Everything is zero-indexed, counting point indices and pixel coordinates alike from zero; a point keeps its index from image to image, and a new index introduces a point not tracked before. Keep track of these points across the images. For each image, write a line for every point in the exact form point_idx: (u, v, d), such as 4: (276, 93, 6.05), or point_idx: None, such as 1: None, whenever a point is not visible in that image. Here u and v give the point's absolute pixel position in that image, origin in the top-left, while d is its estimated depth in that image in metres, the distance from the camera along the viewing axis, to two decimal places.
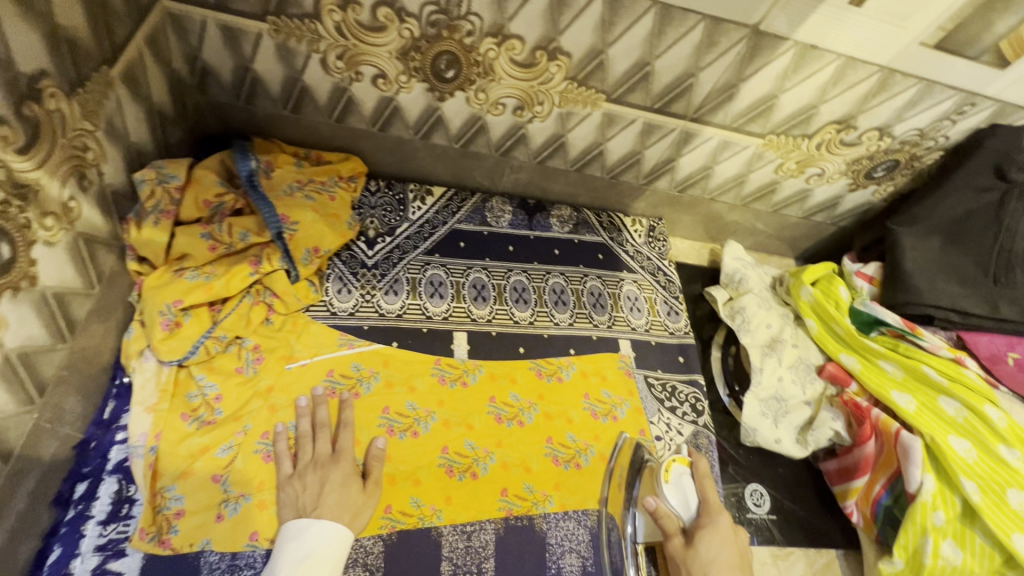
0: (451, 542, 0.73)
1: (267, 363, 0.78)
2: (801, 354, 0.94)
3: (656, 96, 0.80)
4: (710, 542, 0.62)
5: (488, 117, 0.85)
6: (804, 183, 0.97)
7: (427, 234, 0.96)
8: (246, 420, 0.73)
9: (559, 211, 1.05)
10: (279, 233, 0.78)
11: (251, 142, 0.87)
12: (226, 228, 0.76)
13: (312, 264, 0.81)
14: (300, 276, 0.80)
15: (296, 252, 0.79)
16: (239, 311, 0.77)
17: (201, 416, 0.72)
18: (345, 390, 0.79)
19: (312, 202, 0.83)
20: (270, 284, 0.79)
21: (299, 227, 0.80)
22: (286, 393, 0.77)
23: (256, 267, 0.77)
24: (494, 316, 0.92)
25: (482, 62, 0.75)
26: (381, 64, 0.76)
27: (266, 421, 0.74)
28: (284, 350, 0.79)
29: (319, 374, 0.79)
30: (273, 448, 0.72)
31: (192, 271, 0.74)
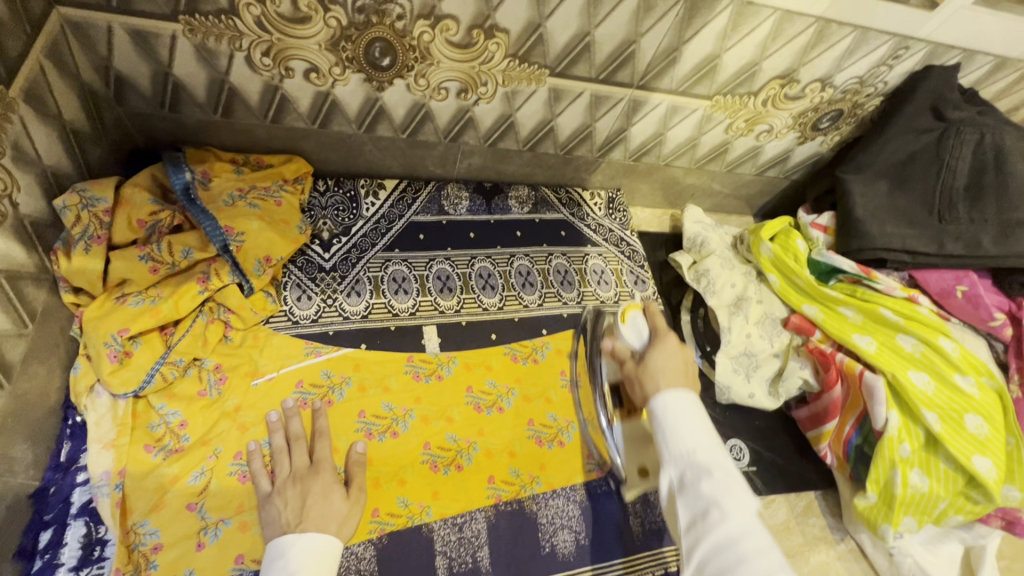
0: (443, 536, 0.72)
1: (231, 381, 0.75)
2: (766, 310, 0.96)
3: (600, 67, 0.78)
4: (659, 358, 0.63)
5: (432, 103, 0.82)
6: (754, 140, 0.98)
7: (384, 230, 0.93)
8: (216, 443, 0.71)
9: (516, 191, 1.03)
10: (225, 246, 0.74)
11: (183, 152, 0.82)
12: (166, 246, 0.72)
13: (265, 274, 0.77)
14: (254, 289, 0.76)
15: (246, 264, 0.75)
16: (194, 332, 0.74)
17: (167, 445, 0.69)
18: (317, 398, 0.77)
19: (257, 209, 0.79)
20: (223, 300, 0.75)
21: (246, 238, 0.75)
22: (254, 410, 0.74)
23: (205, 284, 0.73)
24: (462, 306, 0.91)
25: (418, 46, 0.72)
26: (311, 57, 0.72)
27: (237, 441, 0.72)
28: (247, 366, 0.76)
29: (288, 386, 0.77)
30: (248, 467, 0.70)
31: (136, 296, 0.70)
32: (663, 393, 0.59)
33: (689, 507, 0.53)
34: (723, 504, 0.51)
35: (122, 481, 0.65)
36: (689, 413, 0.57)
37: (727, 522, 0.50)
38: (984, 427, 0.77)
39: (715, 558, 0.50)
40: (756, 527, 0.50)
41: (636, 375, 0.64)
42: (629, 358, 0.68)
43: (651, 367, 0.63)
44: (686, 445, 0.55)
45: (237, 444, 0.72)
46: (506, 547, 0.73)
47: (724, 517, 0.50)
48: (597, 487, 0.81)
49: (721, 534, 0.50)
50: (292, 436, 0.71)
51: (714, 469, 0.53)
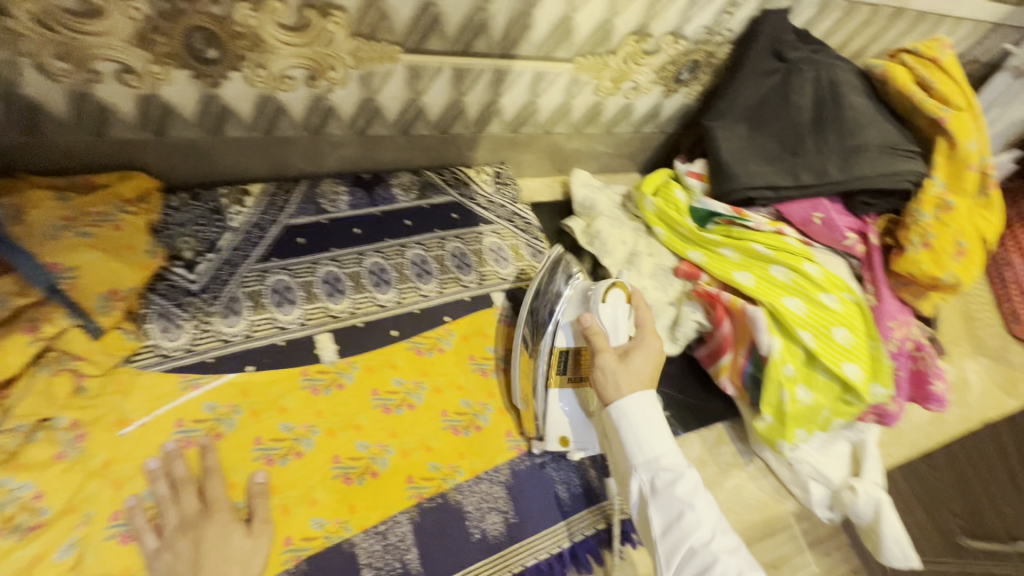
0: (367, 548, 0.70)
1: (94, 435, 0.66)
2: (657, 261, 1.00)
3: (454, 38, 0.75)
4: (640, 355, 0.71)
5: (280, 95, 0.75)
6: (624, 99, 1.00)
7: (257, 239, 0.85)
8: (85, 507, 0.62)
9: (398, 179, 0.99)
10: (53, 286, 0.65)
11: None
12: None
13: (114, 309, 0.69)
14: (102, 328, 0.68)
15: (86, 302, 0.67)
16: (36, 389, 0.64)
17: (21, 524, 0.59)
18: (203, 434, 0.71)
19: (89, 238, 0.69)
20: (66, 347, 0.66)
21: (78, 272, 0.67)
22: (129, 462, 0.66)
23: (35, 333, 0.63)
24: (356, 307, 0.86)
25: (246, 32, 0.65)
26: (119, 56, 0.63)
27: (112, 501, 0.64)
28: (113, 415, 0.68)
29: (166, 427, 0.69)
30: (130, 526, 0.63)
31: None
32: (634, 393, 0.69)
33: (664, 513, 0.64)
34: (695, 505, 0.63)
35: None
36: (654, 425, 0.68)
37: (698, 526, 0.62)
38: (848, 337, 0.86)
39: (691, 554, 0.62)
40: (717, 518, 0.64)
41: (613, 365, 0.70)
42: (607, 345, 0.72)
43: (634, 352, 0.71)
44: (656, 455, 0.66)
45: (112, 503, 0.64)
46: (434, 543, 0.72)
47: (696, 516, 0.63)
48: (519, 463, 0.82)
49: (694, 537, 0.62)
50: (178, 481, 0.66)
51: (683, 469, 0.66)
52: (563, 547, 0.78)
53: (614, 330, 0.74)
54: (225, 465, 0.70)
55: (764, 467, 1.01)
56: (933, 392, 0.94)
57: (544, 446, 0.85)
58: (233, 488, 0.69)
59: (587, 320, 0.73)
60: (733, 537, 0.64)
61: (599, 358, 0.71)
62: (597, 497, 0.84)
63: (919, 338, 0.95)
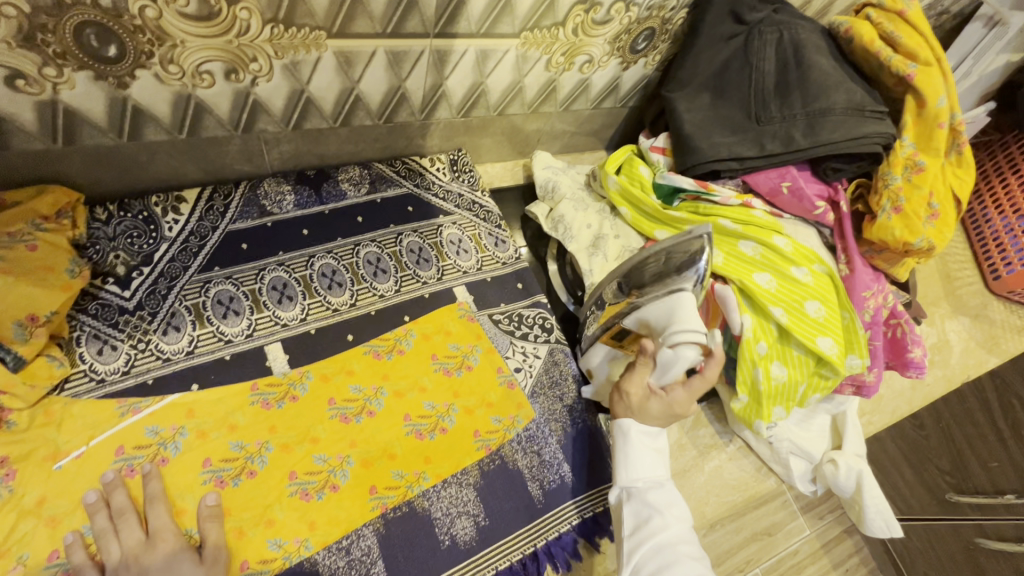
0: (330, 565, 0.67)
1: (26, 471, 0.62)
2: (623, 243, 0.96)
3: (383, 19, 0.69)
4: (660, 405, 0.73)
5: (199, 92, 0.69)
6: (579, 73, 0.94)
7: (196, 248, 0.80)
8: (17, 550, 0.59)
9: (347, 173, 0.93)
10: None
11: None
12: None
13: (34, 337, 0.65)
14: (22, 358, 0.64)
15: (2, 332, 0.63)
16: None
17: None
18: (146, 461, 0.66)
19: (0, 263, 0.64)
20: None
21: None
22: (65, 497, 0.62)
23: None
24: (308, 313, 0.82)
25: (146, 26, 0.59)
26: (4, 61, 0.57)
27: (49, 540, 0.60)
28: (44, 448, 0.64)
29: (105, 457, 0.65)
30: (69, 564, 0.60)
31: None
32: (641, 422, 0.75)
33: (636, 514, 0.71)
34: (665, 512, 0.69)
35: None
36: (647, 443, 0.75)
37: (665, 528, 0.68)
38: (822, 310, 0.83)
39: (655, 554, 0.67)
40: (686, 530, 0.69)
41: (632, 400, 0.75)
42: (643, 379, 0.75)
43: (655, 401, 0.74)
44: (641, 469, 0.73)
45: (48, 541, 0.60)
46: (400, 554, 0.70)
47: (663, 521, 0.68)
48: (489, 463, 0.79)
49: (660, 537, 0.67)
50: (120, 513, 0.62)
51: (661, 482, 0.73)
52: (537, 546, 0.76)
53: (663, 372, 0.72)
54: (172, 491, 0.66)
55: (744, 446, 0.99)
56: (912, 358, 0.93)
57: (514, 443, 0.81)
58: (181, 515, 0.65)
59: (650, 346, 0.74)
60: (698, 550, 0.68)
61: (629, 386, 0.76)
62: (574, 490, 0.81)
63: (894, 305, 0.92)
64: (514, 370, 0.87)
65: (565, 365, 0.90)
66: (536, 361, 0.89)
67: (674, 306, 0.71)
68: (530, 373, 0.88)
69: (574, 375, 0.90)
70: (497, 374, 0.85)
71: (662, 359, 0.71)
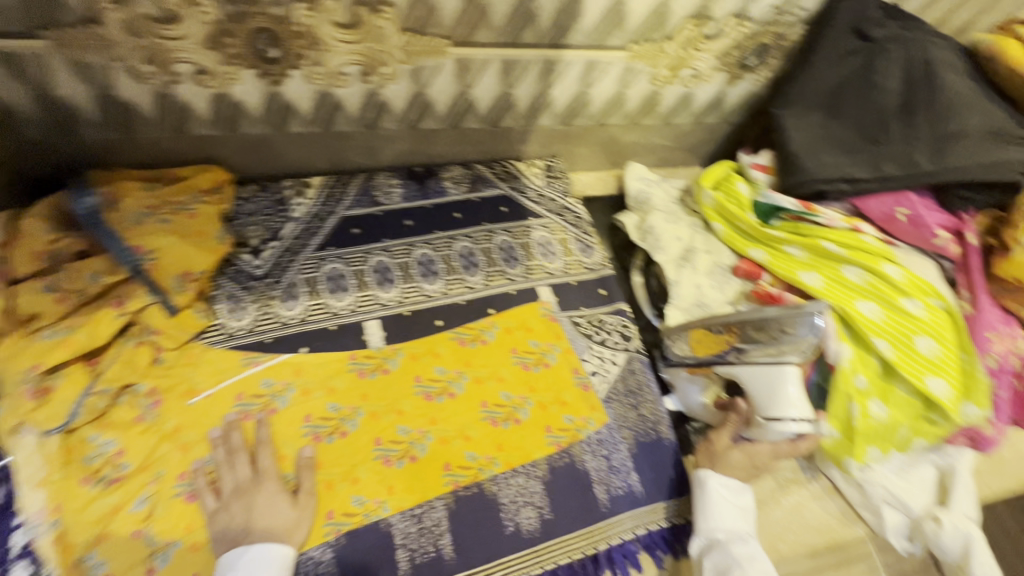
0: (403, 529, 0.72)
1: (168, 401, 0.73)
2: (714, 259, 0.94)
3: (503, 30, 0.75)
4: (742, 455, 0.75)
5: (337, 91, 0.79)
6: (684, 87, 0.95)
7: (316, 229, 0.90)
8: (156, 466, 0.69)
9: (451, 172, 1.00)
10: (138, 267, 0.73)
11: (87, 174, 0.79)
12: (73, 272, 0.70)
13: (187, 289, 0.76)
14: (177, 306, 0.75)
15: (164, 281, 0.75)
16: (121, 358, 0.72)
17: (106, 475, 0.67)
18: (259, 409, 0.76)
19: (169, 224, 0.77)
20: (146, 322, 0.74)
21: (159, 254, 0.75)
22: (196, 429, 0.73)
23: (121, 308, 0.71)
24: (405, 296, 0.89)
25: (304, 32, 0.69)
26: (195, 58, 0.69)
27: (180, 463, 0.70)
28: (183, 385, 0.75)
29: (227, 400, 0.75)
30: (193, 487, 0.69)
31: (49, 329, 0.67)
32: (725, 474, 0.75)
33: (716, 565, 0.68)
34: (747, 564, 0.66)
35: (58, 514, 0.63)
36: (729, 498, 0.73)
37: None
38: (935, 348, 0.76)
39: None
40: None
41: (718, 447, 0.77)
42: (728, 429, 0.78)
43: (739, 448, 0.75)
44: (722, 521, 0.72)
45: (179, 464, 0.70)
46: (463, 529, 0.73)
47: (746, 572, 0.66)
48: (558, 460, 0.80)
49: None
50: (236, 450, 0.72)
51: (744, 537, 0.70)
52: (598, 549, 0.76)
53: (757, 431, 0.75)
54: (277, 438, 0.74)
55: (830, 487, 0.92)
56: None
57: (585, 444, 0.82)
58: (281, 460, 0.73)
59: (743, 406, 0.77)
60: None
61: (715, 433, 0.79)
62: (641, 500, 0.80)
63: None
64: (590, 373, 0.88)
65: (641, 375, 0.90)
66: (612, 367, 0.90)
67: (778, 381, 0.73)
68: (606, 378, 0.88)
69: (651, 385, 0.89)
70: (573, 375, 0.87)
71: (759, 423, 0.74)
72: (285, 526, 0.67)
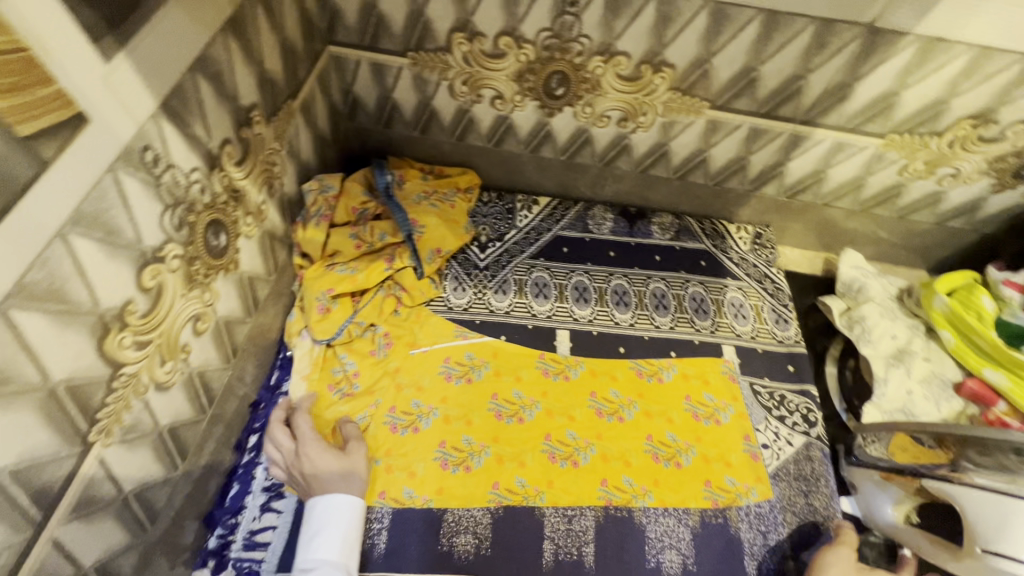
0: (553, 523, 0.77)
1: (397, 346, 0.89)
2: (934, 369, 0.86)
3: (763, 101, 0.80)
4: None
5: (594, 129, 0.90)
6: (936, 184, 0.90)
7: (533, 240, 1.03)
8: (378, 395, 0.84)
9: (660, 218, 1.07)
10: (410, 235, 0.92)
11: (387, 159, 1.01)
12: (369, 229, 0.90)
13: (434, 262, 0.93)
14: (425, 273, 0.92)
15: (422, 252, 0.92)
16: (375, 301, 0.90)
17: (343, 388, 0.84)
18: (459, 375, 0.88)
19: (436, 209, 0.96)
20: (399, 279, 0.91)
21: (426, 230, 0.93)
22: (410, 375, 0.86)
23: (390, 263, 0.89)
24: (595, 317, 0.96)
25: (590, 78, 0.81)
26: (499, 86, 0.86)
27: (393, 397, 0.84)
28: (409, 337, 0.90)
29: (438, 360, 0.89)
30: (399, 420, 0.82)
31: (341, 265, 0.88)
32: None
33: None
34: None
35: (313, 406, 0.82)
36: None
37: None
38: None
39: None
40: None
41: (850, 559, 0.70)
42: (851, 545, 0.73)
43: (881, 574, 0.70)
44: None
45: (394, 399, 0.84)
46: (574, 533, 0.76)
47: None
48: (711, 516, 0.79)
49: None
50: (436, 402, 0.85)
51: None
52: None
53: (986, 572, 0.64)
54: (467, 403, 0.85)
55: None
56: None
57: (742, 512, 0.80)
58: (465, 423, 0.84)
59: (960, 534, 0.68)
60: None
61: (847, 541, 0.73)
62: None
63: None
64: (761, 445, 0.86)
65: (819, 465, 0.85)
66: (787, 447, 0.86)
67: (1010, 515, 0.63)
68: (778, 455, 0.85)
69: (827, 477, 0.84)
70: (744, 440, 0.85)
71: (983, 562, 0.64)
72: (364, 485, 0.73)
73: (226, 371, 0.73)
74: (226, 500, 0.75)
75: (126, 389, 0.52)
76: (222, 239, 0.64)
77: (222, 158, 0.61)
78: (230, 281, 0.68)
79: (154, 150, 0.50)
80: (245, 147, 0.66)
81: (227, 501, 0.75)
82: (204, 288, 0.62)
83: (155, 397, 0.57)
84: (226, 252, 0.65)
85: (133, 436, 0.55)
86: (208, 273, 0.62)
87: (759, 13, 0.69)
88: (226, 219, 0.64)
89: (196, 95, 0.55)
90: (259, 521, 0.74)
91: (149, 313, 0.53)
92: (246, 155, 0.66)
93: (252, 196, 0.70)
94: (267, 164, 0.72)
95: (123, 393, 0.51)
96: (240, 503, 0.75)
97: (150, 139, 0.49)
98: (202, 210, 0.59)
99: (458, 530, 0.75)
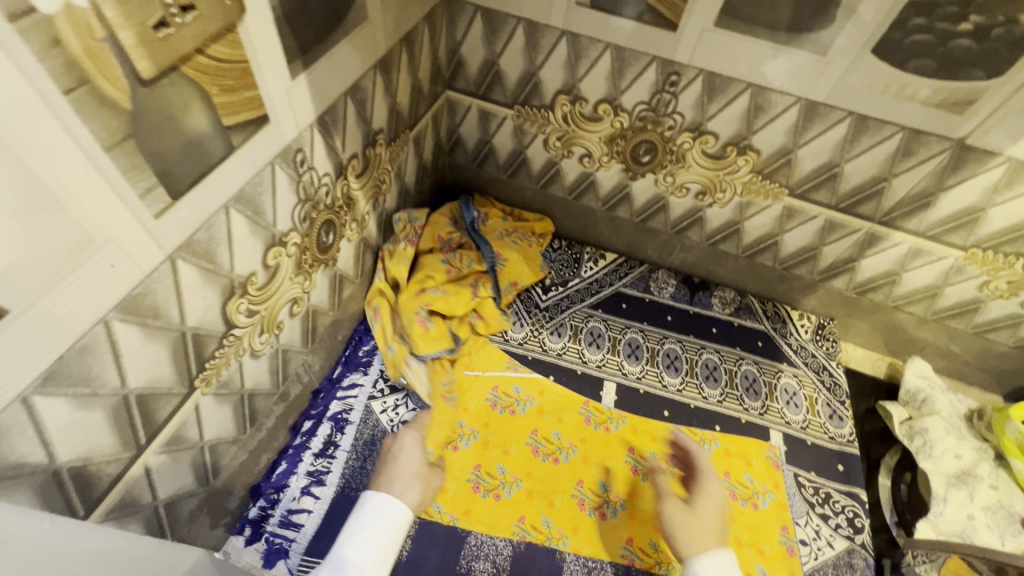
0: (571, 570, 0.77)
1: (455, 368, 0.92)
2: (1001, 498, 0.81)
3: (842, 196, 0.83)
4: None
5: (671, 198, 0.96)
6: (1017, 306, 0.88)
7: (594, 291, 1.07)
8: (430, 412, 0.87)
9: (722, 293, 1.09)
10: (493, 265, 1.00)
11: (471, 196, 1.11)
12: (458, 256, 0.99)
13: (511, 294, 1.00)
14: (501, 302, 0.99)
15: (503, 283, 1.00)
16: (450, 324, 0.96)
17: (409, 401, 0.89)
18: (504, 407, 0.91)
19: (517, 246, 1.05)
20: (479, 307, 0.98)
21: (508, 263, 1.01)
22: (471, 395, 0.91)
23: (476, 291, 0.97)
24: (644, 376, 0.98)
25: (677, 151, 0.87)
26: (589, 146, 0.93)
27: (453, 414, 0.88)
28: (467, 360, 0.95)
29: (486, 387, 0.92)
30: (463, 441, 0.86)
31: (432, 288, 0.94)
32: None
33: None
34: None
35: (369, 402, 0.89)
36: None
37: None
38: None
39: None
40: None
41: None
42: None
43: None
44: None
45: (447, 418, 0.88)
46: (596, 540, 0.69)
47: None
48: None
49: None
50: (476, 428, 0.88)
51: None
52: None
53: None
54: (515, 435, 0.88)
55: None
56: None
57: None
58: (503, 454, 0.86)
59: None
60: None
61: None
62: None
63: None
64: (799, 540, 0.82)
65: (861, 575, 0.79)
66: (826, 548, 0.82)
67: None
68: (816, 555, 0.81)
69: None
70: (781, 531, 0.82)
71: None
72: (416, 502, 0.70)
73: (302, 355, 0.80)
74: (273, 475, 0.80)
75: (230, 348, 0.59)
76: (329, 237, 0.73)
77: (347, 169, 0.71)
78: (326, 275, 0.76)
79: (303, 153, 0.59)
80: (366, 163, 0.75)
81: (273, 477, 0.80)
82: (306, 276, 0.70)
83: (248, 362, 0.64)
84: (330, 249, 0.74)
85: (224, 392, 0.62)
86: (313, 264, 0.71)
87: (849, 115, 0.73)
88: (337, 221, 0.73)
89: (343, 114, 0.65)
90: (297, 502, 0.78)
91: (264, 286, 0.61)
92: (365, 170, 0.76)
93: (360, 205, 0.79)
94: (378, 181, 0.82)
95: (227, 351, 0.59)
96: (284, 481, 0.80)
97: (303, 144, 0.59)
98: (322, 209, 0.68)
99: (476, 555, 0.76)
